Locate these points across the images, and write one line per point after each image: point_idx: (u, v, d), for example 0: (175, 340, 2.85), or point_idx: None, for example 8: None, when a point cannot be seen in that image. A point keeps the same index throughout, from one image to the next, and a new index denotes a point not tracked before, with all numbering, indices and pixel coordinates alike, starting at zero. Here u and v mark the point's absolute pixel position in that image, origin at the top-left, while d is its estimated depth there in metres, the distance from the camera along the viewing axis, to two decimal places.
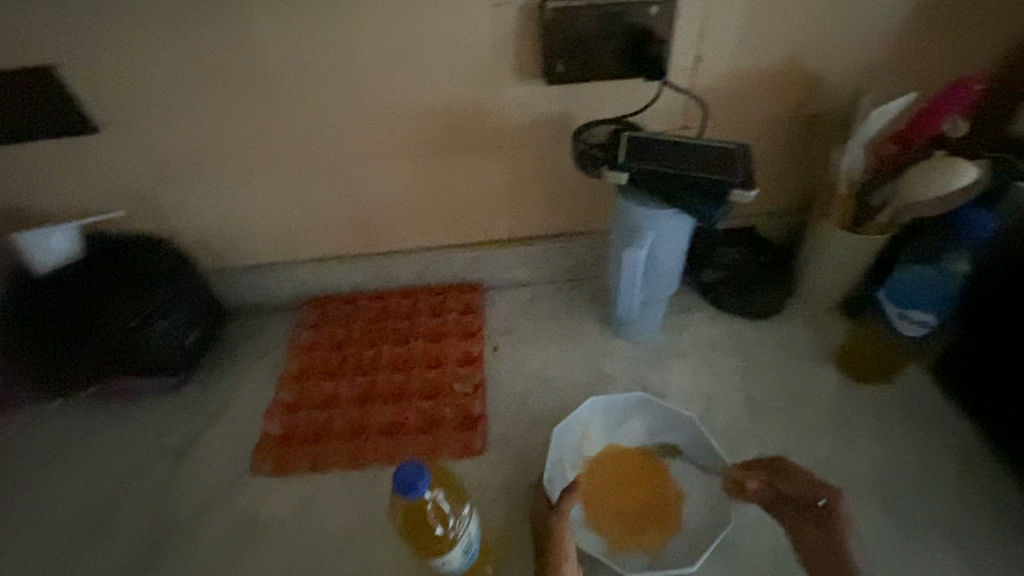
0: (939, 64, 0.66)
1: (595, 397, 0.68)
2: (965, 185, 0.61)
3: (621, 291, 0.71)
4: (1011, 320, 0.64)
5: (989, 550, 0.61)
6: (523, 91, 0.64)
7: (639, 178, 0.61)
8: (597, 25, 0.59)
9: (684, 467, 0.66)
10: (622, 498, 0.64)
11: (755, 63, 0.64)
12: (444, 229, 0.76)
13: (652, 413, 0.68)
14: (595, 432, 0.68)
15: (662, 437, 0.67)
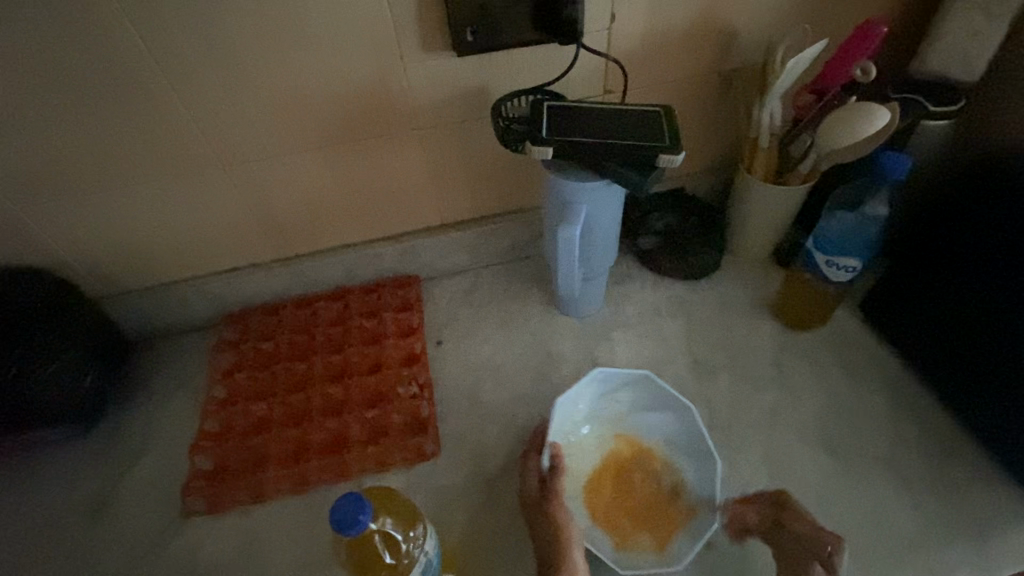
0: (852, 6, 0.65)
1: (598, 369, 0.63)
2: (880, 129, 0.59)
3: (561, 271, 0.67)
4: (940, 260, 0.63)
5: (942, 487, 0.61)
6: (428, 70, 0.61)
7: (565, 152, 0.56)
8: None
9: (670, 446, 0.63)
10: (604, 478, 0.62)
11: (669, 20, 0.61)
12: (370, 220, 0.75)
13: (654, 389, 0.64)
14: (586, 406, 0.64)
15: (650, 411, 0.64)
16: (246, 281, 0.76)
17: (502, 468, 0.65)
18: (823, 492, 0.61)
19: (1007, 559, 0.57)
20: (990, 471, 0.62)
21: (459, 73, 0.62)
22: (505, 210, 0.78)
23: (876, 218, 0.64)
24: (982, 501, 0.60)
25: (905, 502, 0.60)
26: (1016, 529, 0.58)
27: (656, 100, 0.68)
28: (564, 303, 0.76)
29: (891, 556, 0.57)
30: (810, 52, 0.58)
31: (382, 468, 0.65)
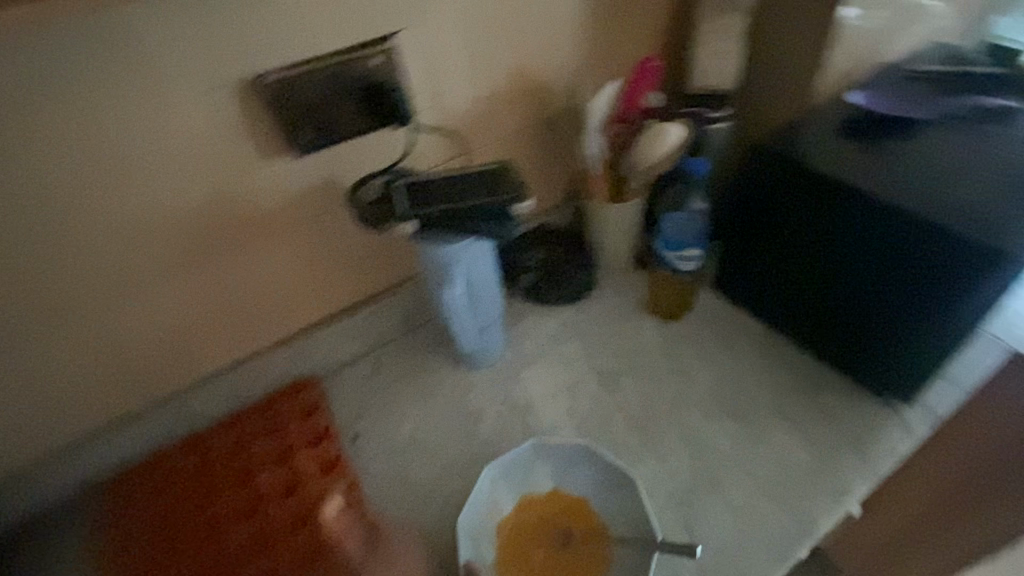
0: (629, 48, 0.78)
1: (490, 465, 0.65)
2: (676, 142, 0.72)
3: (456, 327, 0.71)
4: (760, 229, 0.74)
5: (819, 415, 0.72)
6: (270, 175, 0.61)
7: (428, 221, 0.59)
8: (323, 89, 0.57)
9: (602, 495, 0.65)
10: (551, 556, 0.62)
11: (486, 88, 0.69)
12: (245, 335, 0.71)
13: (555, 453, 0.66)
14: (505, 493, 0.65)
15: (570, 474, 0.66)
16: (117, 439, 0.68)
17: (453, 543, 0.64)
18: (738, 454, 0.68)
19: (884, 456, 0.67)
20: (849, 388, 0.74)
21: (305, 171, 0.63)
22: (388, 285, 0.78)
23: (697, 211, 0.76)
24: (852, 416, 0.71)
25: (800, 439, 0.69)
26: (878, 428, 0.70)
27: (497, 154, 0.75)
28: (472, 357, 0.77)
29: (806, 490, 0.65)
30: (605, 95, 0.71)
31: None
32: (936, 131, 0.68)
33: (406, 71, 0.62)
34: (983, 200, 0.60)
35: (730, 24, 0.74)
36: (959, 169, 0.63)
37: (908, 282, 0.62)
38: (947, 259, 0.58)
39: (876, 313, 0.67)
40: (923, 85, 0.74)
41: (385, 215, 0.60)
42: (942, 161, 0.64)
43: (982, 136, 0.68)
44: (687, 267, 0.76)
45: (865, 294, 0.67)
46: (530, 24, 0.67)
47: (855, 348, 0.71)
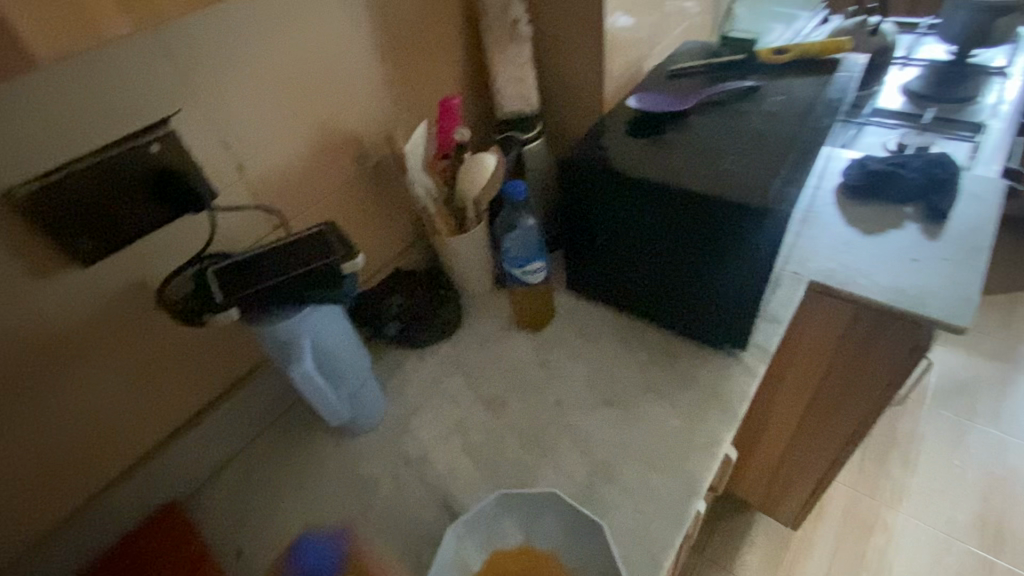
0: (432, 86, 0.81)
1: (455, 521, 0.61)
2: (494, 170, 0.76)
3: (319, 402, 0.67)
4: (596, 225, 0.79)
5: (681, 380, 0.78)
6: (54, 294, 0.54)
7: (250, 303, 0.55)
8: (97, 187, 0.51)
9: (552, 533, 0.62)
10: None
11: (293, 149, 0.67)
12: (73, 477, 0.62)
13: (514, 516, 0.62)
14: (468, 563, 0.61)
15: (541, 519, 0.63)
16: None
17: None
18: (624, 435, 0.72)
19: (740, 400, 0.75)
20: (702, 347, 0.82)
21: (99, 280, 0.56)
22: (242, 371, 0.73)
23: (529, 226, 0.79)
24: (707, 372, 0.79)
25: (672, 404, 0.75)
26: (729, 376, 0.78)
27: (323, 211, 0.73)
28: (353, 421, 0.74)
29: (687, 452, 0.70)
30: (416, 137, 0.73)
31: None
32: (705, 116, 0.79)
33: (196, 149, 0.59)
34: (744, 168, 0.70)
35: (519, 50, 0.80)
36: (724, 146, 0.74)
37: (709, 249, 0.71)
38: (727, 224, 0.68)
39: (696, 280, 0.75)
40: (690, 80, 0.85)
41: (197, 299, 0.55)
42: (709, 142, 0.74)
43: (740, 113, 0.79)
44: (537, 278, 0.81)
45: (683, 267, 0.75)
46: (323, 80, 0.67)
47: (692, 313, 0.80)
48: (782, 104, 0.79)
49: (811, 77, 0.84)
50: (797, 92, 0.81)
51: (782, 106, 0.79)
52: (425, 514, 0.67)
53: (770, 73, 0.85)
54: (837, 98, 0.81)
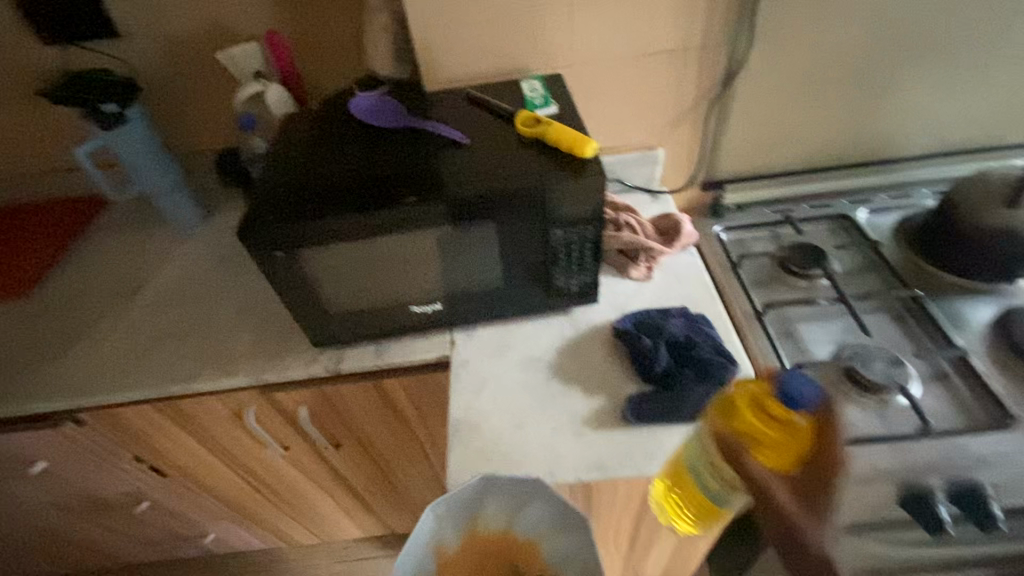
0: (308, 32, 0.99)
1: (439, 502, 0.56)
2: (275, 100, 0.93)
3: (136, 172, 1.03)
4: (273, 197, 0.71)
5: (280, 331, 0.90)
6: (30, 57, 1.00)
7: (73, 93, 0.91)
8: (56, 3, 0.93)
9: (559, 541, 0.55)
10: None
11: (179, 30, 0.99)
12: (34, 153, 1.13)
13: (499, 488, 0.57)
14: (447, 536, 0.57)
15: (520, 513, 0.57)
16: None
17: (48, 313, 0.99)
18: (207, 331, 0.93)
19: (279, 371, 0.85)
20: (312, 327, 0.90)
21: (45, 57, 1.00)
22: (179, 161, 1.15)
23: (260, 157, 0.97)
24: (294, 342, 0.89)
25: (242, 343, 0.89)
26: (296, 353, 0.87)
27: (201, 85, 1.06)
28: (169, 217, 1.11)
29: (196, 371, 0.87)
30: (238, 50, 0.95)
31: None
32: (385, 140, 0.77)
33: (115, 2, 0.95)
34: (311, 185, 0.72)
35: (377, 20, 0.91)
36: (339, 165, 0.74)
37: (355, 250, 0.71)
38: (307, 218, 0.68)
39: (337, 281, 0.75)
40: (458, 113, 0.81)
41: (99, 109, 0.94)
42: (339, 157, 0.76)
43: (422, 150, 0.75)
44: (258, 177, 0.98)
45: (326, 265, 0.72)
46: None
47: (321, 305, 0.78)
48: (450, 167, 0.72)
49: (520, 162, 0.71)
50: (480, 167, 0.71)
51: (443, 168, 0.72)
52: (115, 293, 1.01)
53: (506, 141, 0.74)
54: (498, 192, 0.68)
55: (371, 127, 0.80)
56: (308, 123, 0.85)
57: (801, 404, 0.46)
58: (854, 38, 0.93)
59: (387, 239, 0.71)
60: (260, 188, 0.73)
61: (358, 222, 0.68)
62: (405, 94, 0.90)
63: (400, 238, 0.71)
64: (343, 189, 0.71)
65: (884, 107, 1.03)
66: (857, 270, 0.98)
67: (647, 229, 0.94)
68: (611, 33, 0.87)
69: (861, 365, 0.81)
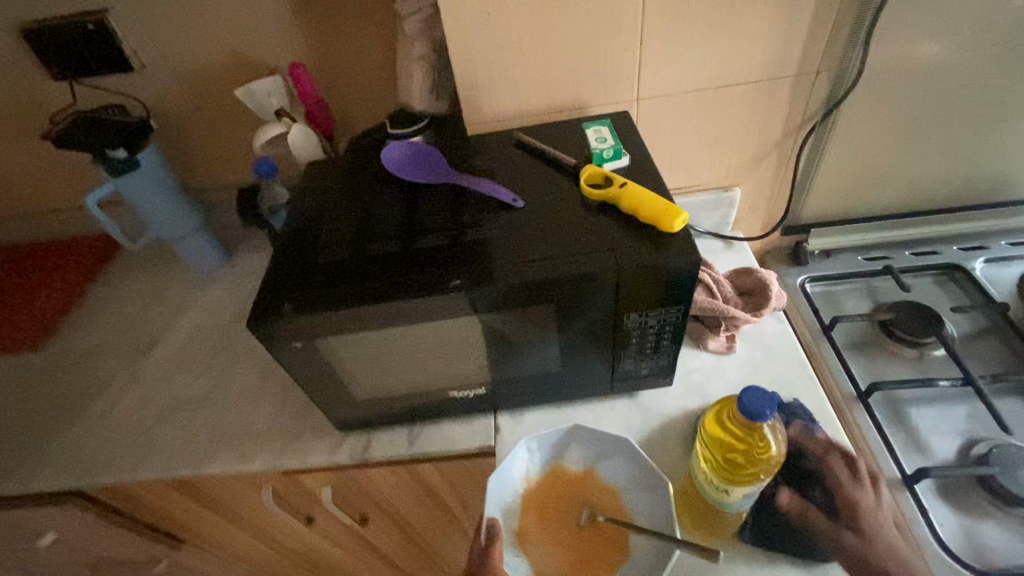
0: (337, 61, 0.89)
1: (577, 426, 0.66)
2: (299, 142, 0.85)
3: (150, 218, 0.95)
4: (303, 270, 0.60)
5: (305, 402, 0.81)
6: (45, 93, 0.92)
7: (79, 136, 0.82)
8: (67, 38, 0.85)
9: (635, 494, 0.64)
10: (565, 523, 0.64)
11: (196, 62, 0.89)
12: (53, 192, 1.07)
13: (596, 439, 0.66)
14: (534, 469, 0.67)
15: (609, 462, 0.66)
16: None
17: (63, 369, 0.92)
18: (227, 399, 0.84)
19: (304, 455, 0.75)
20: None
21: (60, 93, 0.92)
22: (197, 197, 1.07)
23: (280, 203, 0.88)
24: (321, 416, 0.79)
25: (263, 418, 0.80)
26: (323, 432, 0.77)
27: (222, 119, 0.97)
28: (190, 261, 1.03)
29: (213, 449, 0.78)
30: (258, 85, 0.85)
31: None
32: (424, 201, 0.67)
33: (128, 34, 0.86)
34: (339, 259, 0.61)
35: (413, 49, 0.80)
36: (372, 233, 0.64)
37: (397, 332, 0.60)
38: (344, 295, 0.57)
39: (375, 365, 0.64)
40: (509, 168, 0.70)
41: (107, 154, 0.85)
42: (373, 222, 0.65)
43: (474, 215, 0.64)
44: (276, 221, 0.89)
45: (363, 346, 0.61)
46: (226, 23, 0.85)
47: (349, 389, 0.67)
48: (509, 238, 0.61)
49: (593, 239, 0.59)
50: (542, 242, 0.60)
51: (497, 242, 0.60)
52: (133, 348, 0.93)
53: (569, 208, 0.63)
54: (564, 277, 0.57)
55: (403, 181, 0.70)
56: (340, 173, 0.75)
57: (762, 419, 0.46)
58: (989, 61, 0.77)
59: (434, 320, 0.59)
60: (279, 260, 0.62)
61: (404, 303, 0.57)
62: (445, 138, 0.80)
63: (450, 321, 0.60)
64: (378, 267, 0.60)
65: (1015, 139, 0.86)
66: (978, 337, 0.82)
67: (726, 289, 0.79)
68: (689, 63, 0.74)
69: (1002, 473, 0.66)
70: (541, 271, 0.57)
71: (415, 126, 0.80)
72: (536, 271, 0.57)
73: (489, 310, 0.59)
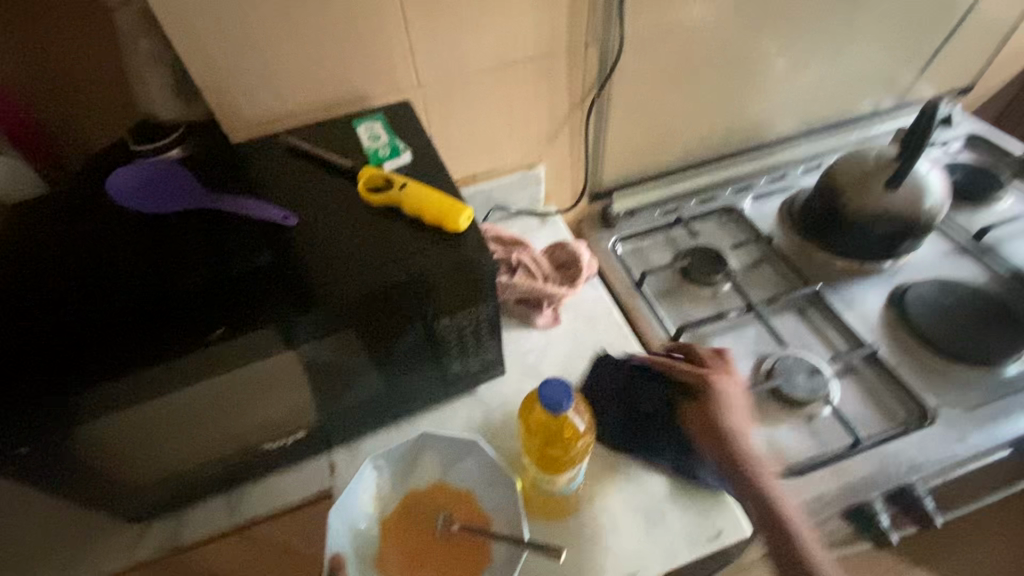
0: (36, 71, 0.69)
1: (424, 432, 0.59)
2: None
3: None
4: (21, 352, 0.47)
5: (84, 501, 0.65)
6: None
7: None
8: None
9: (490, 493, 0.58)
10: (424, 541, 0.57)
11: None
12: None
13: (446, 443, 0.59)
14: (385, 490, 0.59)
15: (462, 465, 0.60)
16: None
17: None
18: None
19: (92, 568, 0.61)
20: None
21: None
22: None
23: None
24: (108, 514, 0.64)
25: (27, 535, 0.63)
26: (117, 529, 0.63)
27: None
28: None
29: None
30: None
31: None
32: (176, 235, 0.56)
33: None
34: (63, 330, 0.49)
35: (135, 47, 0.64)
36: (108, 287, 0.52)
37: (175, 399, 0.51)
38: (91, 369, 0.47)
39: (158, 440, 0.54)
40: (285, 177, 0.62)
41: None
42: (107, 274, 0.53)
43: (246, 241, 0.55)
44: None
45: (136, 424, 0.51)
46: None
47: (131, 477, 0.56)
48: (292, 262, 0.54)
49: (382, 250, 0.55)
50: (325, 262, 0.54)
51: (276, 269, 0.53)
52: None
53: (356, 217, 0.57)
54: (358, 296, 0.52)
55: (149, 210, 0.58)
56: (68, 208, 0.60)
57: (564, 409, 0.51)
58: (722, 27, 0.87)
59: (220, 373, 0.51)
60: None
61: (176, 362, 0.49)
62: (208, 148, 0.67)
63: (241, 371, 0.52)
64: (116, 329, 0.49)
65: (756, 91, 0.99)
66: (756, 267, 0.94)
67: (544, 266, 0.80)
68: (463, 47, 0.71)
69: (784, 382, 0.77)
70: (333, 295, 0.52)
71: (164, 139, 0.65)
72: (327, 296, 0.52)
73: (285, 349, 0.53)
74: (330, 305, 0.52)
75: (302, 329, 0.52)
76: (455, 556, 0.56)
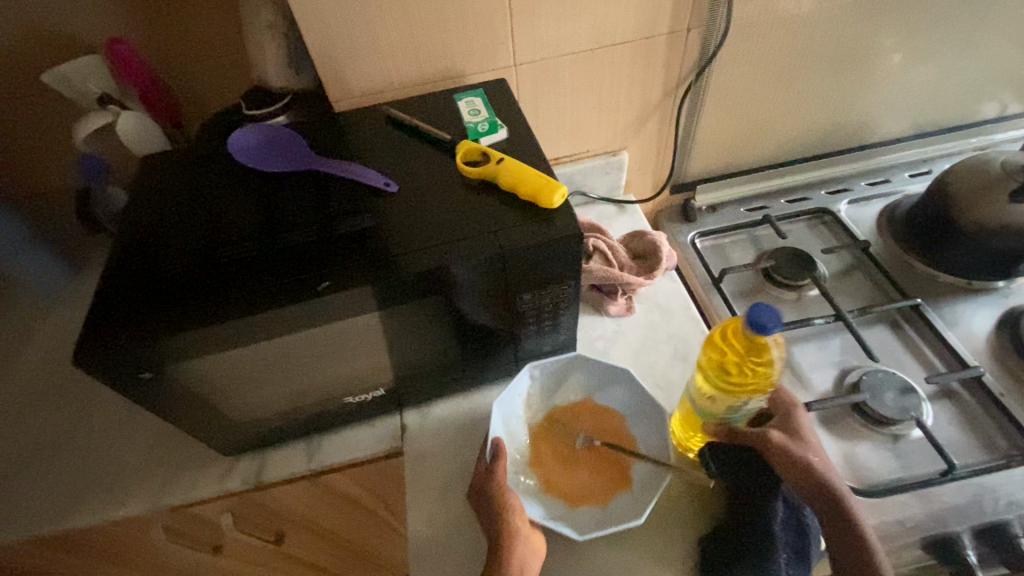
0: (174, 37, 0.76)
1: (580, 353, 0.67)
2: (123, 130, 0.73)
3: None
4: (150, 296, 0.52)
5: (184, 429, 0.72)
6: None
7: None
8: None
9: (635, 420, 0.65)
10: (569, 449, 0.64)
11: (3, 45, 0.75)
12: None
13: (597, 369, 0.67)
14: (535, 400, 0.67)
15: (606, 391, 0.67)
16: None
17: None
18: (90, 438, 0.73)
19: (184, 490, 0.67)
20: None
21: None
22: (20, 205, 0.92)
23: (114, 196, 0.83)
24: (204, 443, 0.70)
25: (140, 450, 0.71)
26: (211, 457, 0.70)
27: (43, 111, 0.82)
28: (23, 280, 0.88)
29: (78, 496, 0.68)
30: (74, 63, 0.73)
31: (573, 510, 0.59)
32: (284, 194, 0.60)
33: None
34: (183, 276, 0.53)
35: (259, 15, 0.69)
36: (225, 238, 0.56)
37: (275, 348, 0.55)
38: (205, 315, 0.51)
39: (255, 384, 0.59)
40: (381, 147, 0.64)
41: None
42: (222, 227, 0.57)
43: (348, 205, 0.58)
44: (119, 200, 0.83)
45: (239, 367, 0.56)
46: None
47: (228, 416, 0.61)
48: (389, 227, 0.56)
49: (474, 222, 0.56)
50: (421, 228, 0.56)
51: (374, 233, 0.56)
52: None
53: (450, 189, 0.59)
54: (447, 264, 0.53)
55: (265, 171, 0.62)
56: (189, 164, 0.65)
57: (769, 333, 0.52)
58: (836, 16, 0.82)
59: (316, 328, 0.54)
60: (108, 291, 0.53)
61: (276, 313, 0.51)
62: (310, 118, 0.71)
63: (334, 327, 0.55)
64: (231, 279, 0.53)
65: (867, 86, 0.92)
66: (847, 274, 0.89)
67: (621, 255, 0.79)
68: (565, 27, 0.71)
69: (871, 398, 0.72)
70: (426, 260, 0.53)
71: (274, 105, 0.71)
72: (420, 261, 0.53)
73: (376, 309, 0.55)
74: (422, 270, 0.53)
75: (394, 290, 0.54)
76: (603, 466, 0.62)
